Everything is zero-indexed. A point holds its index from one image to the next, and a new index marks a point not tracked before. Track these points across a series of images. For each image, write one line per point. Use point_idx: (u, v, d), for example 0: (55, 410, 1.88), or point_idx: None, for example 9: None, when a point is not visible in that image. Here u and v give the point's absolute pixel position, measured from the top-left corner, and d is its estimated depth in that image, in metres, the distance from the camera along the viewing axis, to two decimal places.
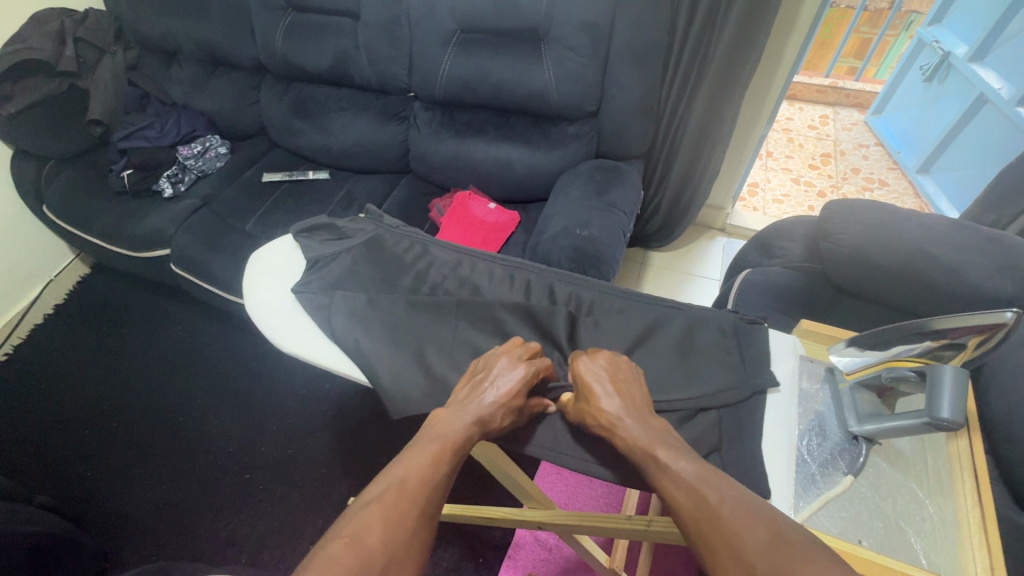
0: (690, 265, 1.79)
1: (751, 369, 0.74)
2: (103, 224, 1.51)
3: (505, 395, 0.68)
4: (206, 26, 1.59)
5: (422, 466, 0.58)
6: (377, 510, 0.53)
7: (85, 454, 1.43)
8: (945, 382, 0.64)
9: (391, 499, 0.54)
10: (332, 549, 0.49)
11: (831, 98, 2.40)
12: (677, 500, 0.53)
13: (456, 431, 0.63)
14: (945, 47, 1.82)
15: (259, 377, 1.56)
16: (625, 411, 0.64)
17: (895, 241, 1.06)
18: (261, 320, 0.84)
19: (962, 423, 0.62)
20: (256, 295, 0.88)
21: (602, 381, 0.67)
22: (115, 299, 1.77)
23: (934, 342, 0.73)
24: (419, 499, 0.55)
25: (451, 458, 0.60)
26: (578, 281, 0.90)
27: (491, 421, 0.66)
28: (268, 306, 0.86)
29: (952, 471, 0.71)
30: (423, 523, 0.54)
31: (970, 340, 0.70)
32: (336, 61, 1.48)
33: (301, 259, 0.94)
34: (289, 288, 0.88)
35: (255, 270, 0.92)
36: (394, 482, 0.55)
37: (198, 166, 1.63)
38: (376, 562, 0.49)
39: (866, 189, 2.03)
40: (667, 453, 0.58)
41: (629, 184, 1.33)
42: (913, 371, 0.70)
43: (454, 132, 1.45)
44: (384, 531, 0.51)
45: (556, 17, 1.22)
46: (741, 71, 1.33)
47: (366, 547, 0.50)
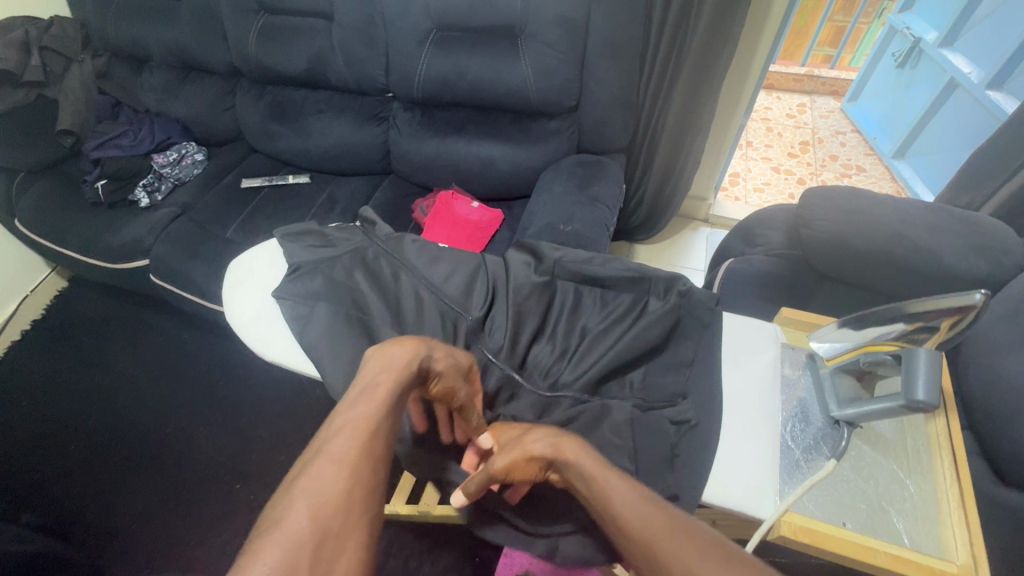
0: (675, 257, 1.80)
1: (736, 361, 0.77)
2: (78, 236, 1.47)
3: (450, 363, 0.67)
4: (177, 31, 1.56)
5: (359, 430, 0.52)
6: (305, 491, 0.46)
7: (72, 470, 1.40)
8: (919, 364, 0.64)
9: (323, 473, 0.47)
10: (259, 547, 0.42)
11: (807, 87, 2.43)
12: (623, 514, 0.51)
13: (398, 366, 0.60)
14: (916, 34, 1.86)
15: (246, 386, 1.54)
16: (562, 446, 0.61)
17: (872, 226, 1.08)
18: (240, 330, 0.79)
19: (937, 405, 0.63)
20: (236, 308, 0.82)
21: (538, 435, 0.64)
22: (96, 312, 1.73)
23: (908, 325, 0.74)
24: (357, 467, 0.48)
25: (390, 395, 0.56)
26: (574, 266, 0.88)
27: (430, 361, 0.65)
28: (247, 315, 0.81)
29: (931, 451, 0.72)
30: (359, 492, 0.47)
31: (943, 323, 0.72)
32: (312, 63, 1.46)
33: (283, 267, 0.87)
34: (267, 295, 0.83)
35: (232, 280, 0.85)
36: (327, 455, 0.49)
37: (175, 173, 1.60)
38: (304, 549, 0.42)
39: (845, 175, 2.06)
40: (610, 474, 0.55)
41: (611, 177, 1.33)
42: (889, 354, 0.69)
43: (435, 132, 1.45)
44: (313, 510, 0.45)
45: (532, 13, 1.22)
46: (716, 62, 1.35)
47: (293, 532, 0.43)
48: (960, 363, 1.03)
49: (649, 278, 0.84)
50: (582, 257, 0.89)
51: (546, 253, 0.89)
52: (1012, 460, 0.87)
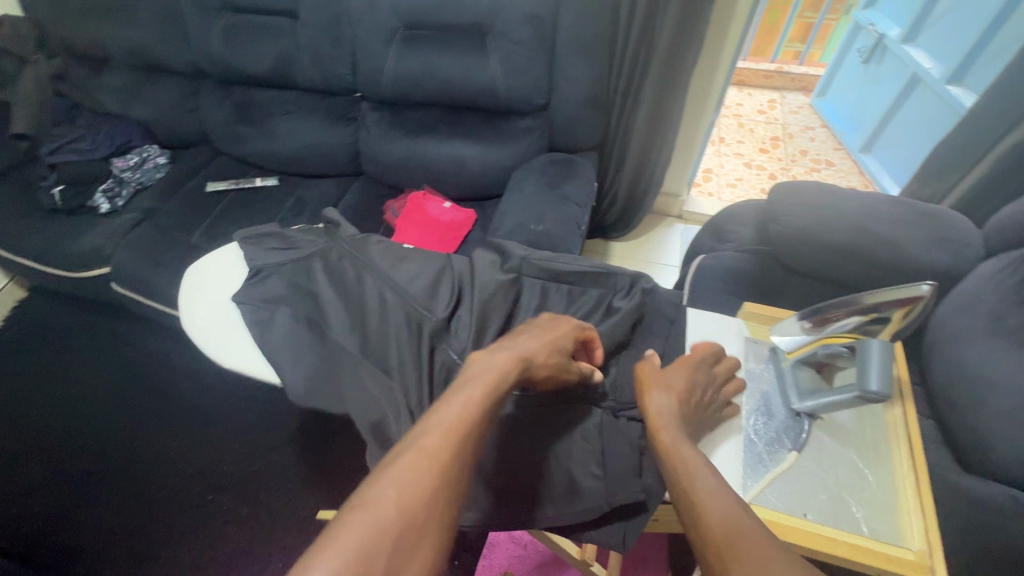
0: (651, 254, 1.81)
1: None
2: (34, 244, 1.42)
3: (554, 355, 0.66)
4: (136, 30, 1.51)
5: (451, 423, 0.52)
6: (394, 475, 0.47)
7: (35, 487, 1.36)
8: (870, 354, 0.65)
9: (413, 463, 0.48)
10: (346, 520, 0.44)
11: (777, 83, 2.46)
12: (707, 517, 0.48)
13: (496, 369, 0.59)
14: (880, 30, 1.90)
15: (217, 395, 1.50)
16: (675, 417, 0.61)
17: (839, 220, 1.10)
18: (197, 339, 0.76)
19: (889, 395, 0.63)
20: (191, 310, 0.79)
21: (671, 383, 0.65)
22: (58, 322, 1.68)
23: (862, 316, 0.73)
24: (446, 461, 0.49)
25: (485, 396, 0.56)
26: (540, 262, 0.85)
27: (533, 357, 0.64)
28: (205, 322, 0.78)
29: (888, 437, 0.71)
30: (446, 486, 0.47)
31: (894, 313, 0.70)
32: (277, 63, 1.43)
33: (243, 267, 0.85)
34: (227, 302, 0.80)
35: (189, 279, 0.84)
36: (421, 445, 0.49)
37: (136, 178, 1.55)
38: (389, 532, 0.43)
39: (814, 169, 2.09)
40: (698, 465, 0.54)
41: (583, 175, 1.33)
42: (845, 346, 0.72)
43: (405, 132, 1.43)
44: (401, 496, 0.45)
45: (499, 11, 1.21)
46: (686, 58, 1.35)
47: (379, 517, 0.44)
48: (924, 353, 1.06)
49: (614, 273, 0.86)
50: (547, 255, 0.86)
51: (512, 250, 0.86)
52: (972, 446, 0.89)
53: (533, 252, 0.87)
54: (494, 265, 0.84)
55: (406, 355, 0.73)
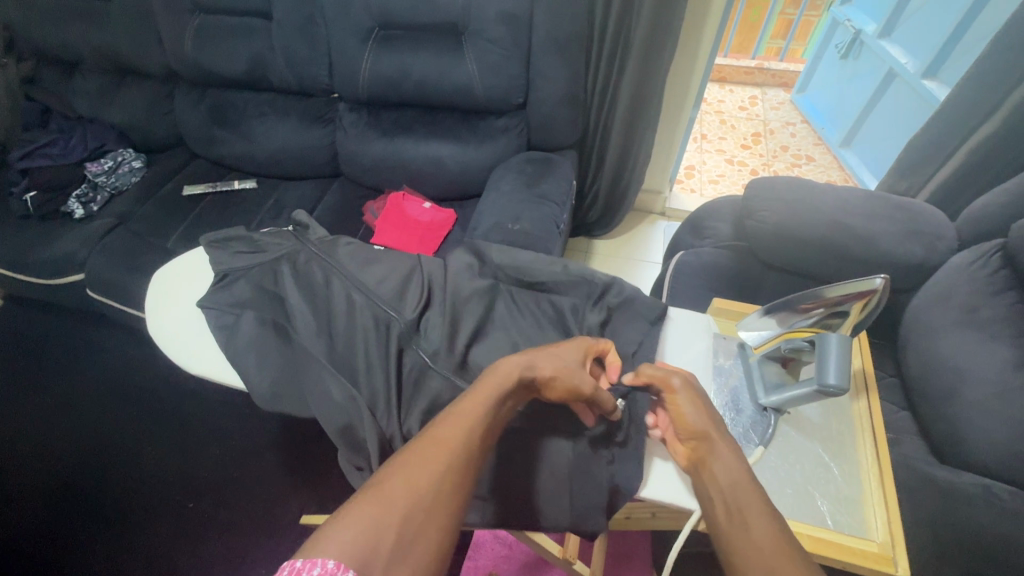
0: (634, 251, 1.81)
1: (669, 355, 0.76)
2: (6, 251, 1.39)
3: (559, 361, 0.64)
4: (107, 33, 1.49)
5: (458, 418, 0.54)
6: (403, 461, 0.49)
7: (10, 500, 1.34)
8: (830, 347, 0.65)
9: (423, 452, 0.50)
10: (357, 502, 0.46)
11: (758, 80, 2.48)
12: (756, 541, 0.49)
13: (501, 372, 0.60)
14: (857, 26, 1.91)
15: (197, 402, 1.48)
16: (725, 434, 0.59)
17: (812, 215, 1.11)
18: (164, 344, 0.75)
19: (847, 388, 0.63)
20: (158, 316, 0.78)
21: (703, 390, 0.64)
22: (33, 331, 1.65)
23: (823, 312, 0.72)
24: (452, 453, 0.51)
25: (493, 396, 0.58)
26: (515, 269, 0.84)
27: (539, 362, 0.63)
28: (174, 328, 0.77)
29: (854, 430, 0.72)
30: (452, 475, 0.49)
31: (853, 306, 0.69)
32: (251, 65, 1.41)
33: (209, 271, 0.84)
34: (194, 309, 0.79)
35: (151, 286, 0.82)
36: (430, 437, 0.52)
37: (111, 182, 1.53)
38: (395, 514, 0.45)
39: (795, 165, 2.11)
40: (749, 490, 0.53)
41: (561, 174, 1.33)
42: (807, 340, 0.69)
43: (382, 133, 1.42)
44: (409, 483, 0.47)
45: (473, 10, 1.21)
46: (661, 56, 1.35)
47: (388, 498, 0.46)
48: (899, 344, 1.07)
49: (590, 278, 0.82)
50: (518, 256, 0.86)
51: (490, 255, 0.86)
52: (945, 436, 0.90)
53: (509, 255, 0.87)
54: (464, 266, 0.84)
55: (375, 358, 0.72)
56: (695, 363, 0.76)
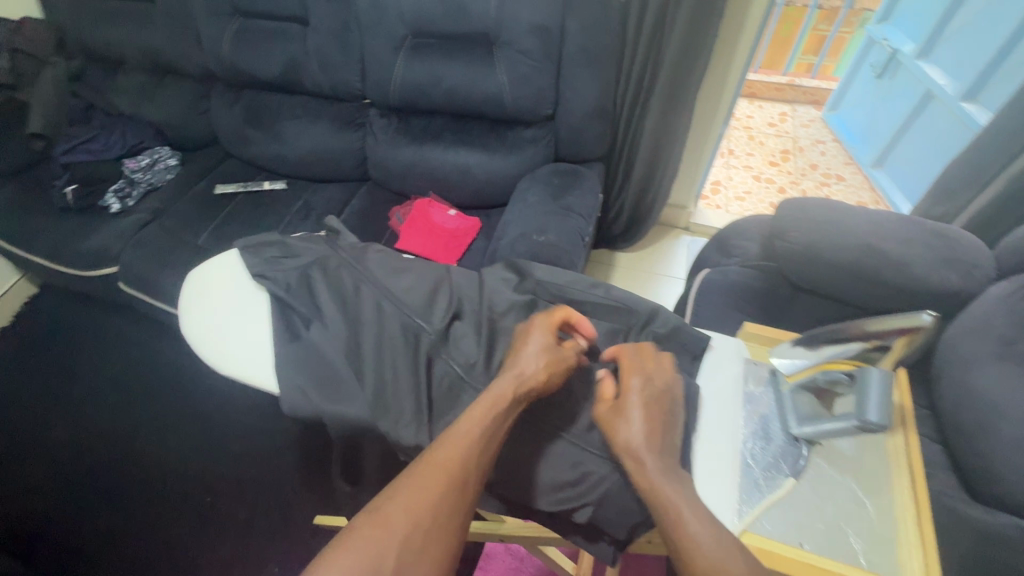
0: (656, 266, 1.80)
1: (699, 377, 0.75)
2: (45, 243, 1.44)
3: (545, 367, 0.67)
4: (150, 33, 1.53)
5: (455, 442, 0.58)
6: (405, 487, 0.55)
7: (37, 485, 1.38)
8: (873, 385, 0.67)
9: (423, 478, 0.56)
10: (360, 529, 0.52)
11: (789, 96, 2.45)
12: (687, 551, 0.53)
13: (499, 387, 0.64)
14: (893, 45, 1.88)
15: (219, 397, 1.51)
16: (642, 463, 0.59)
17: (843, 239, 1.09)
18: (203, 345, 0.75)
19: (887, 426, 0.65)
20: (197, 318, 0.78)
21: (649, 399, 0.63)
22: (66, 319, 1.70)
23: (863, 343, 0.74)
24: (449, 475, 0.56)
25: (489, 415, 0.61)
26: (554, 287, 0.84)
27: (528, 375, 0.65)
28: (213, 329, 0.77)
29: (890, 467, 0.69)
30: (449, 497, 0.55)
31: (897, 341, 0.71)
32: (287, 68, 1.44)
33: (260, 289, 0.82)
34: (233, 313, 0.79)
35: (196, 292, 0.81)
36: (427, 463, 0.57)
37: (146, 179, 1.56)
38: (398, 537, 0.52)
39: (824, 184, 2.07)
40: (680, 500, 0.56)
41: (588, 186, 1.33)
42: (845, 374, 0.73)
43: (411, 139, 1.43)
44: (408, 509, 0.53)
45: (506, 21, 1.22)
46: (693, 72, 1.34)
47: (390, 524, 0.52)
48: (932, 375, 1.03)
49: (631, 308, 0.82)
50: (552, 272, 0.86)
51: (531, 271, 0.86)
52: (978, 474, 0.87)
53: (548, 272, 0.86)
54: (493, 278, 0.84)
55: (400, 368, 0.72)
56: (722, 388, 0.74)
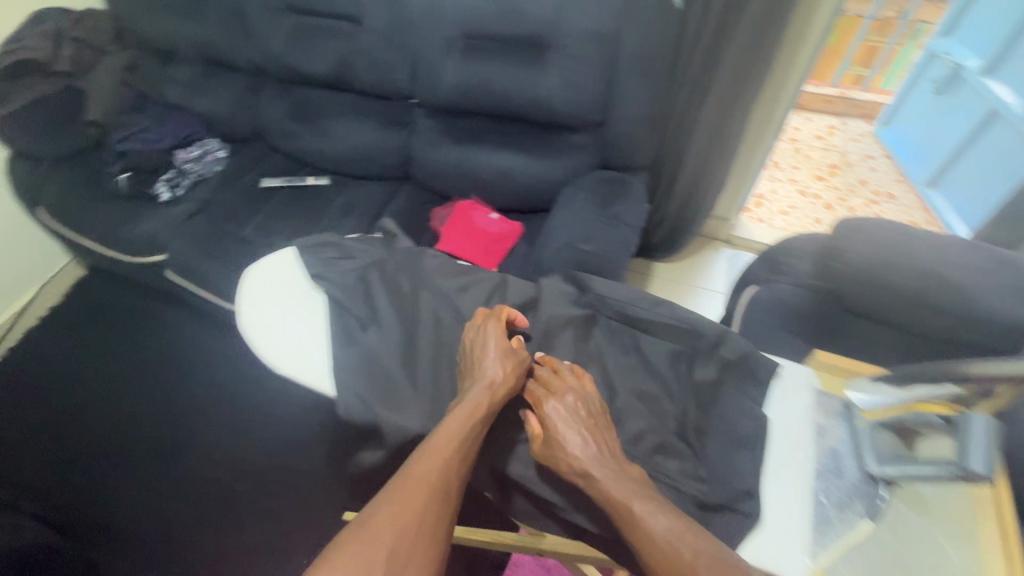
0: (694, 277, 1.76)
1: (769, 406, 0.72)
2: (97, 228, 1.48)
3: (503, 375, 0.71)
4: (205, 27, 1.56)
5: (434, 456, 0.63)
6: (389, 500, 0.59)
7: (76, 462, 1.41)
8: (978, 435, 0.61)
9: (409, 487, 0.60)
10: (348, 543, 0.55)
11: (838, 109, 2.38)
12: (654, 544, 0.56)
13: (472, 399, 0.68)
14: (956, 60, 1.79)
15: (254, 387, 1.53)
16: (596, 472, 0.63)
17: (905, 263, 1.05)
18: (259, 344, 0.74)
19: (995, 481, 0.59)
20: (252, 315, 0.78)
21: (567, 417, 0.67)
22: (111, 302, 1.74)
23: (958, 386, 0.68)
24: (433, 484, 0.60)
25: (463, 427, 0.66)
26: (618, 302, 0.81)
27: (495, 381, 0.70)
28: (268, 329, 0.76)
29: (979, 519, 0.63)
30: (433, 503, 0.59)
31: (1002, 387, 0.66)
32: (337, 66, 1.45)
33: (316, 291, 0.81)
34: (288, 314, 0.79)
35: (250, 290, 0.81)
36: (410, 474, 0.61)
37: (196, 169, 1.60)
38: (388, 543, 0.55)
39: (874, 202, 2.00)
40: (639, 501, 0.59)
41: (634, 196, 1.30)
42: (939, 417, 0.66)
43: (455, 140, 1.43)
44: (396, 516, 0.57)
45: (560, 25, 1.20)
46: (750, 84, 1.30)
47: (378, 533, 0.55)
48: None
49: (697, 331, 0.77)
50: (613, 286, 0.84)
51: (592, 284, 0.84)
52: None
53: (610, 286, 0.83)
54: (552, 292, 0.83)
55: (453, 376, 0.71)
56: (791, 425, 0.71)
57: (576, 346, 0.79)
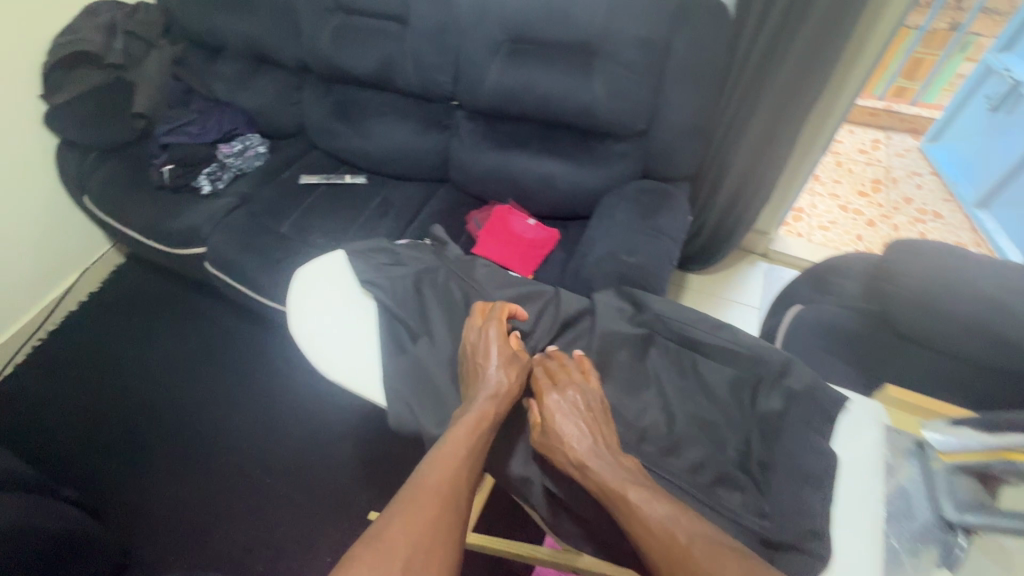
0: (728, 291, 1.72)
1: (838, 442, 0.67)
2: (141, 218, 1.51)
3: (505, 379, 0.71)
4: (253, 23, 1.57)
5: (443, 464, 0.63)
6: (400, 510, 0.58)
7: (111, 447, 1.44)
8: None
9: (420, 496, 0.60)
10: (359, 552, 0.54)
11: (883, 122, 2.31)
12: (661, 533, 0.57)
13: (476, 409, 0.68)
14: (1015, 77, 1.72)
15: (284, 381, 1.54)
16: (595, 464, 0.64)
17: (965, 290, 1.00)
18: (310, 349, 0.76)
19: None
20: (303, 319, 0.79)
21: (567, 410, 0.68)
22: (149, 291, 1.78)
23: None
24: (443, 489, 0.61)
25: (470, 433, 0.66)
26: (676, 323, 0.79)
27: (500, 387, 0.70)
28: (318, 334, 0.78)
29: None
30: (444, 506, 0.59)
31: None
32: (381, 66, 1.45)
33: (369, 298, 0.83)
34: (337, 319, 0.80)
35: (301, 294, 0.83)
36: (420, 483, 0.61)
37: (237, 164, 1.62)
38: (402, 549, 0.54)
39: (919, 220, 1.93)
40: (642, 493, 0.60)
41: (677, 207, 1.27)
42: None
43: (496, 144, 1.42)
44: (407, 522, 0.57)
45: (609, 32, 1.18)
46: (805, 95, 1.25)
47: (392, 539, 0.55)
48: None
49: (762, 358, 0.74)
50: (667, 301, 0.82)
51: (649, 303, 0.82)
52: None
53: (672, 307, 0.81)
54: (607, 308, 0.81)
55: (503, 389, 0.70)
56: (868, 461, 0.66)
57: (626, 364, 0.77)
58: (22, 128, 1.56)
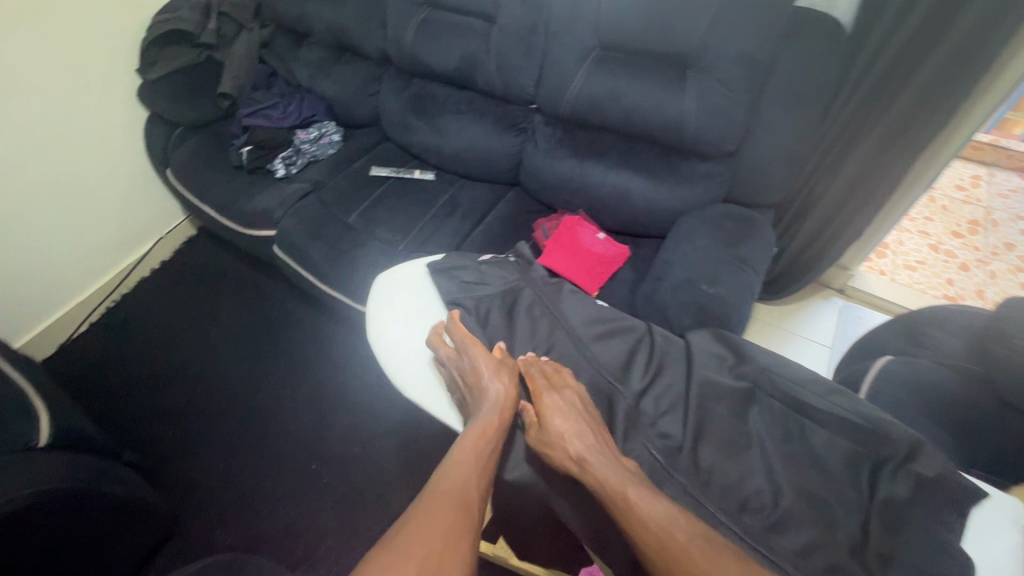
0: (796, 324, 1.62)
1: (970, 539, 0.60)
2: (217, 195, 1.55)
3: (502, 388, 0.76)
4: (340, 11, 1.58)
5: (452, 477, 0.66)
6: (414, 517, 0.60)
7: (169, 414, 1.50)
8: None
9: (430, 504, 0.62)
10: (374, 558, 0.55)
11: (987, 157, 2.12)
12: (664, 532, 0.58)
13: (483, 419, 0.71)
14: None
15: (336, 369, 1.55)
16: (595, 459, 0.67)
17: None
18: (385, 356, 0.83)
19: None
20: (383, 327, 0.87)
21: (564, 409, 0.73)
22: (217, 265, 1.84)
23: None
24: (452, 496, 0.63)
25: (476, 443, 0.69)
26: (780, 381, 0.76)
27: (500, 394, 0.74)
28: (395, 342, 0.85)
29: None
30: (456, 512, 0.61)
31: None
32: (463, 63, 1.43)
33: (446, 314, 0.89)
34: (413, 328, 0.87)
35: (385, 299, 0.91)
36: (431, 494, 0.64)
37: (312, 150, 1.64)
38: (417, 552, 0.56)
39: (1020, 270, 1.76)
40: (642, 492, 0.62)
41: (762, 237, 1.20)
42: None
43: (573, 153, 1.37)
44: (421, 526, 0.59)
45: (710, 46, 1.11)
46: (921, 128, 1.14)
47: (407, 544, 0.56)
48: None
49: (882, 433, 0.67)
50: (772, 359, 0.79)
51: (754, 355, 0.80)
52: None
53: (780, 365, 0.79)
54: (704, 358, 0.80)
55: None
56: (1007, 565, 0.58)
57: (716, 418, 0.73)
58: (117, 101, 1.63)
